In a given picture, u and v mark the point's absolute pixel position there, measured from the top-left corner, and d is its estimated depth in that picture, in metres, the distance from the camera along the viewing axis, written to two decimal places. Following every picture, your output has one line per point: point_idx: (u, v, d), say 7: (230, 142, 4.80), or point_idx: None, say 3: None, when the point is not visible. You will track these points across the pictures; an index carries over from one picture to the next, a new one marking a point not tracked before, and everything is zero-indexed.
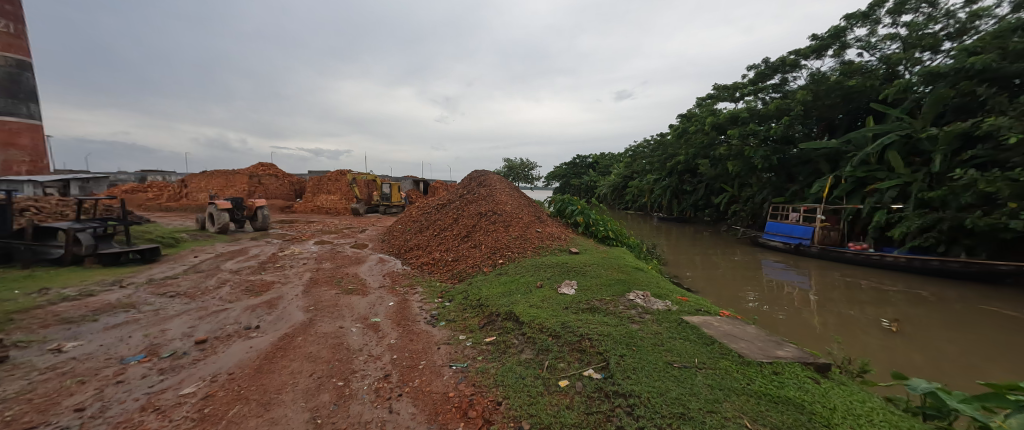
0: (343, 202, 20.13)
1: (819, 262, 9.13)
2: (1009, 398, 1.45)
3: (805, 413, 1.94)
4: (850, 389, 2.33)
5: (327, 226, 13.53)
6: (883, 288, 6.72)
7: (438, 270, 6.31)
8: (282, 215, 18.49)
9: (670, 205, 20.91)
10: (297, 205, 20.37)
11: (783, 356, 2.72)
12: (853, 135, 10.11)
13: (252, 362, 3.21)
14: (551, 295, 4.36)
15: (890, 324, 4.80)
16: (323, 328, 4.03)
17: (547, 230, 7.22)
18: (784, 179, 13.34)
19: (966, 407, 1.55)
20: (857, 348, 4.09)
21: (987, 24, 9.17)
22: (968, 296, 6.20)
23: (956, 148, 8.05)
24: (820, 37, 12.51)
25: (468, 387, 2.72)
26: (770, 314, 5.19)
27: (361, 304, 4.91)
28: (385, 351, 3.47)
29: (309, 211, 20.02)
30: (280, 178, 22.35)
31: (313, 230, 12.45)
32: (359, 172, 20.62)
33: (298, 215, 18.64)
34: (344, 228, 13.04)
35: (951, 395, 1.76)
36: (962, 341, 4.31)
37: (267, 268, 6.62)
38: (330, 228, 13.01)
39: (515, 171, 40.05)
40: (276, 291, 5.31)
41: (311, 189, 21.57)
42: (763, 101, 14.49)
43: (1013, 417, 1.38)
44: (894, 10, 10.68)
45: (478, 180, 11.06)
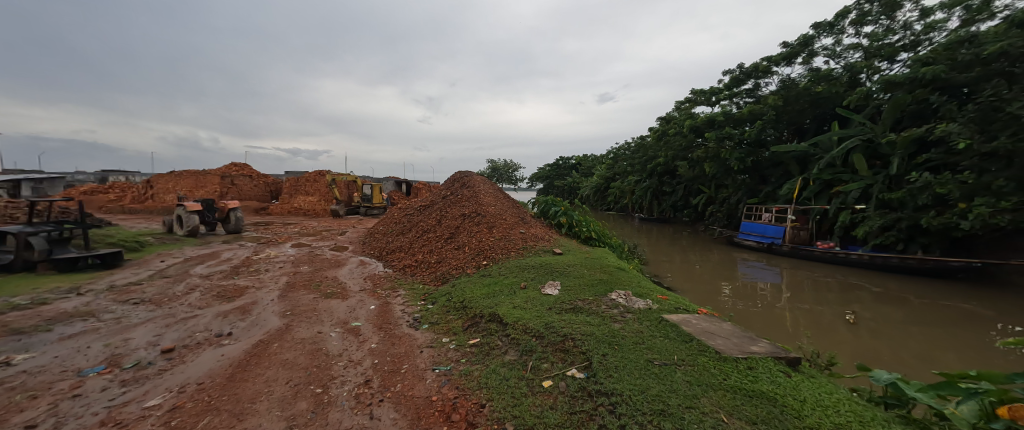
0: (322, 205, 19.87)
1: (790, 260, 9.52)
2: (960, 386, 1.68)
3: (778, 406, 2.03)
4: (819, 382, 2.43)
5: (304, 228, 13.13)
6: (848, 285, 7.11)
7: (420, 272, 6.23)
8: (257, 218, 17.89)
9: (651, 206, 21.43)
10: (274, 207, 19.74)
11: (756, 352, 2.81)
12: (820, 138, 10.66)
13: (224, 371, 3.07)
14: (536, 296, 4.38)
15: (851, 318, 5.11)
16: (300, 334, 3.90)
17: (531, 231, 7.27)
18: (757, 180, 13.87)
19: (925, 396, 1.78)
20: (824, 343, 4.28)
21: (939, 37, 9.79)
22: (927, 292, 6.56)
23: (913, 152, 8.56)
24: (790, 45, 13.07)
25: (452, 390, 2.69)
26: (744, 311, 5.37)
27: (341, 308, 4.79)
28: (366, 356, 3.41)
29: (286, 213, 19.41)
30: (254, 179, 21.54)
31: (290, 232, 12.07)
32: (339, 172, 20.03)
33: (274, 218, 18.06)
34: (322, 230, 12.71)
35: (907, 384, 1.97)
36: (915, 332, 4.64)
37: (241, 272, 6.36)
38: (308, 230, 12.67)
39: (499, 171, 39.86)
40: (250, 296, 5.11)
41: (288, 190, 20.96)
42: (738, 105, 15.05)
43: (963, 404, 1.62)
44: (856, 21, 11.28)
45: (461, 180, 11.02)
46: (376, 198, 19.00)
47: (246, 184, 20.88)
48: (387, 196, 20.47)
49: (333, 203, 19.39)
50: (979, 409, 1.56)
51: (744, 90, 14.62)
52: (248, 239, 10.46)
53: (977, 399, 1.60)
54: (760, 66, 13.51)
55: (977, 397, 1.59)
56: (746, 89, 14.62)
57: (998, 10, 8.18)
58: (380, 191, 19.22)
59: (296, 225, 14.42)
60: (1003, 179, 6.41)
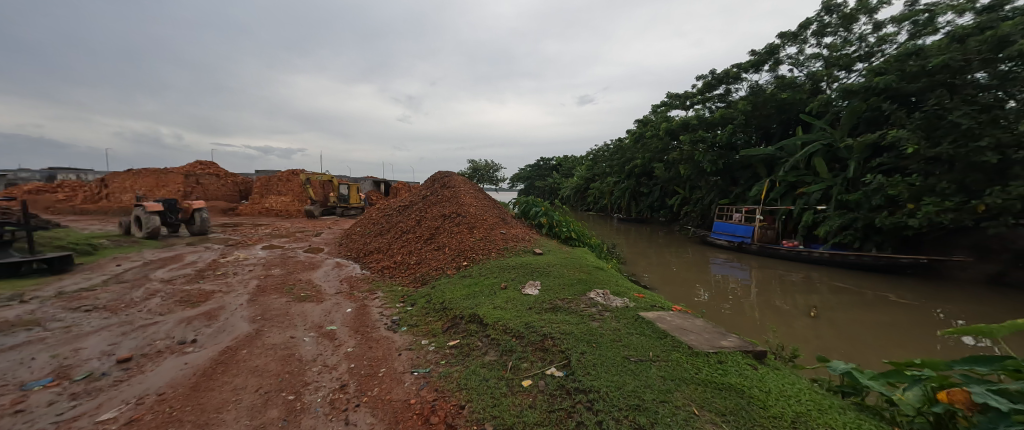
0: (295, 205, 19.26)
1: (759, 258, 9.96)
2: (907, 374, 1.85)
3: (745, 397, 2.13)
4: (782, 374, 2.57)
5: (277, 230, 12.61)
6: (811, 281, 7.51)
7: (399, 273, 6.12)
8: (225, 219, 17.03)
9: (630, 206, 21.92)
10: (243, 208, 18.85)
11: (726, 346, 2.93)
12: (786, 143, 11.26)
13: (188, 380, 2.92)
14: (516, 296, 4.39)
15: (813, 312, 5.43)
16: (271, 340, 3.75)
17: (512, 231, 7.27)
18: (729, 182, 14.46)
19: (878, 385, 1.93)
20: (789, 336, 4.50)
21: (890, 49, 10.50)
22: (882, 287, 7.02)
23: (868, 156, 9.14)
24: (758, 53, 13.66)
25: (431, 393, 2.66)
26: (717, 308, 5.56)
27: (316, 312, 4.64)
28: (341, 360, 3.32)
29: (257, 214, 18.59)
30: (221, 178, 20.50)
31: (261, 234, 11.55)
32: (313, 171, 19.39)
33: (244, 218, 17.25)
34: (296, 232, 12.24)
35: (860, 373, 2.14)
36: (869, 324, 4.98)
37: (206, 276, 6.05)
38: (281, 232, 12.17)
39: (480, 172, 39.51)
40: (217, 301, 4.86)
41: (259, 189, 20.11)
42: (710, 110, 15.61)
43: (909, 390, 1.79)
44: (817, 32, 11.94)
45: (441, 180, 10.89)
46: (353, 198, 18.51)
47: (212, 183, 19.85)
48: (364, 196, 20.00)
49: (308, 203, 18.74)
50: (923, 393, 1.73)
51: (716, 96, 15.20)
52: (215, 241, 9.94)
53: (921, 385, 1.78)
54: (730, 72, 14.07)
55: (921, 383, 1.76)
56: (717, 95, 15.18)
57: (941, 26, 8.87)
58: (357, 191, 18.76)
59: (267, 226, 13.85)
60: (945, 182, 6.95)
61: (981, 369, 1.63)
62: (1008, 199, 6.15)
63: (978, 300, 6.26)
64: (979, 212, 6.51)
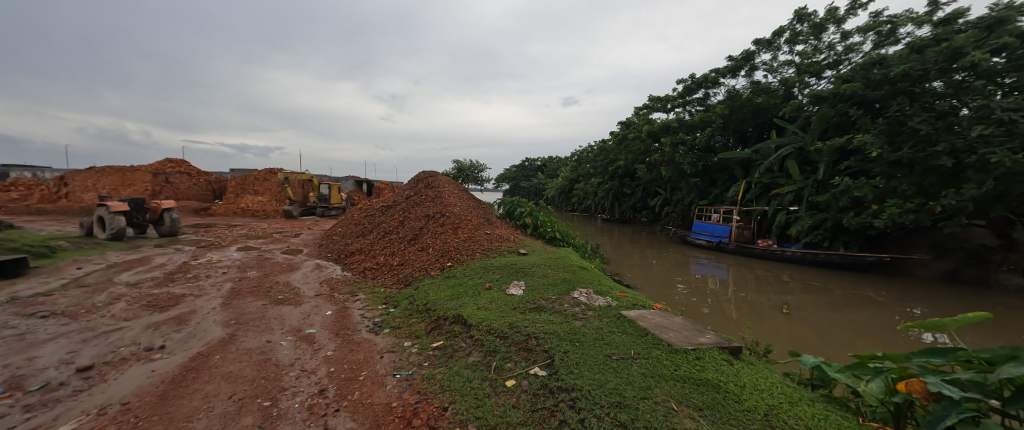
0: (273, 205, 18.73)
1: (737, 257, 10.29)
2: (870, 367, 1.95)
3: (721, 392, 2.20)
4: (756, 368, 2.66)
5: (253, 230, 12.20)
6: (786, 279, 7.81)
7: (381, 274, 6.02)
8: (197, 219, 16.35)
9: (614, 207, 22.26)
10: (217, 207, 18.14)
11: (703, 343, 3.02)
12: (761, 146, 11.69)
13: (156, 388, 2.78)
14: (500, 296, 4.40)
15: (786, 309, 5.66)
16: (246, 345, 3.62)
17: (496, 232, 7.26)
18: (707, 183, 14.89)
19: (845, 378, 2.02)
20: (763, 332, 4.67)
21: (856, 57, 11.05)
22: (850, 284, 7.37)
23: (837, 159, 9.59)
24: (735, 59, 14.11)
25: (413, 395, 2.63)
26: (696, 306, 5.71)
27: (294, 315, 4.51)
28: (320, 365, 3.24)
29: (232, 214, 17.94)
30: (193, 177, 19.67)
31: (235, 235, 11.15)
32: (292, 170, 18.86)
33: (217, 219, 16.61)
34: (274, 232, 11.87)
35: (829, 367, 2.23)
36: (837, 319, 5.23)
37: (176, 279, 5.79)
38: (257, 233, 11.77)
39: (464, 172, 39.25)
40: (188, 305, 4.67)
41: (234, 189, 19.41)
42: (690, 113, 16.03)
43: (872, 383, 1.88)
44: (790, 40, 12.44)
45: (425, 180, 10.77)
46: (334, 198, 18.10)
47: (183, 182, 18.95)
48: (346, 195, 19.59)
49: (286, 203, 18.21)
50: (885, 385, 1.82)
51: (696, 99, 15.61)
52: (186, 242, 9.52)
53: (883, 377, 1.87)
54: (709, 77, 14.48)
55: (883, 375, 1.86)
56: (697, 98, 15.60)
57: (901, 37, 9.39)
58: (338, 190, 18.36)
59: (243, 227, 13.37)
60: (906, 184, 7.37)
61: (936, 360, 1.72)
62: (961, 201, 6.54)
63: (935, 296, 6.67)
64: (937, 212, 6.93)
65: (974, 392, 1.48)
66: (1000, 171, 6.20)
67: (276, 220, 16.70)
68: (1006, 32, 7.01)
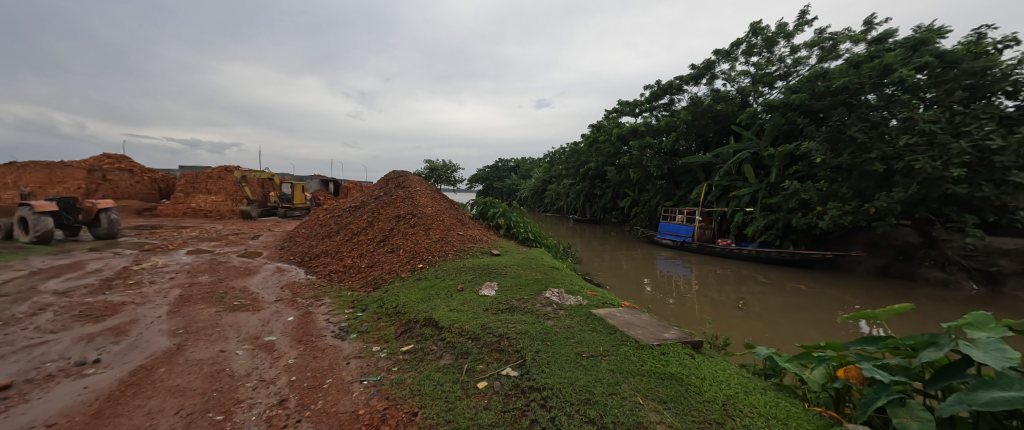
0: (229, 205, 17.58)
1: (701, 256, 10.83)
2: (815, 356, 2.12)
3: (684, 385, 2.30)
4: (715, 361, 2.82)
5: (205, 233, 11.35)
6: (744, 276, 8.30)
7: (348, 278, 5.80)
8: (140, 220, 14.98)
9: (585, 208, 22.78)
10: (163, 208, 16.74)
11: (668, 338, 3.15)
12: (721, 150, 12.39)
13: (89, 406, 2.52)
14: (472, 297, 4.36)
15: (743, 304, 6.02)
16: (196, 355, 3.36)
17: (469, 233, 7.20)
18: (671, 185, 15.59)
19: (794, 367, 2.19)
20: (722, 327, 4.94)
21: (803, 70, 11.98)
22: (800, 280, 7.96)
23: (787, 164, 10.35)
24: (697, 67, 14.86)
25: (382, 401, 2.56)
26: (662, 303, 5.95)
27: (251, 321, 4.25)
28: (280, 374, 3.07)
29: (181, 214, 16.63)
30: (136, 175, 18.04)
31: (184, 237, 10.33)
32: (250, 169, 17.78)
33: (164, 220, 15.30)
34: (229, 234, 11.12)
35: (780, 358, 2.41)
36: (788, 313, 5.63)
37: (115, 286, 5.28)
38: (210, 235, 10.98)
39: (437, 172, 38.56)
40: (128, 314, 4.27)
41: (184, 188, 18.00)
42: (657, 118, 16.70)
43: (816, 370, 2.05)
44: (746, 51, 13.27)
45: (395, 180, 10.52)
46: (297, 198, 17.23)
47: (124, 179, 17.49)
48: (311, 195, 18.74)
49: (243, 203, 17.13)
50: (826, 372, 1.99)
51: (662, 105, 16.28)
52: (126, 245, 8.70)
53: (825, 364, 2.05)
54: (673, 84, 15.17)
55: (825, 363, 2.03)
56: (663, 104, 16.27)
57: (841, 53, 10.27)
58: (302, 190, 17.52)
59: (195, 229, 12.42)
60: (846, 188, 8.08)
61: (870, 348, 1.90)
62: (891, 202, 7.26)
63: (872, 289, 7.36)
64: (871, 213, 7.66)
65: (900, 375, 1.64)
66: (922, 176, 6.93)
67: (232, 221, 15.67)
68: (927, 52, 7.86)
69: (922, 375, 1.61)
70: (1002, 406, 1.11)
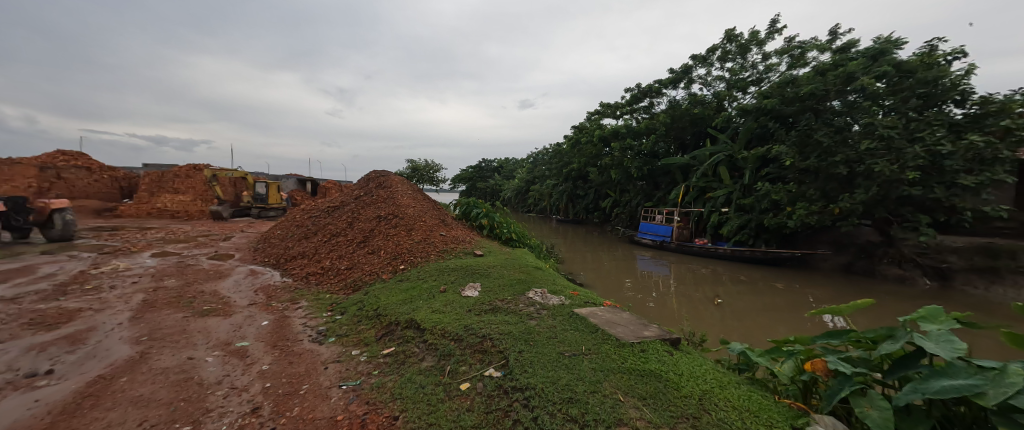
0: (198, 205, 16.78)
1: (680, 255, 11.14)
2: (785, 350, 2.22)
3: (663, 381, 2.36)
4: (691, 357, 2.91)
5: (171, 234, 10.77)
6: (721, 275, 8.59)
7: (326, 280, 5.65)
8: (98, 221, 14.05)
9: (568, 208, 23.01)
10: (124, 208, 15.79)
11: (647, 336, 3.22)
12: (697, 153, 12.78)
13: (39, 421, 2.35)
14: (455, 299, 4.33)
15: (718, 301, 6.24)
16: (162, 363, 3.19)
17: (451, 233, 7.15)
18: (651, 186, 15.97)
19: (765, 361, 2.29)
20: (700, 323, 5.09)
21: (774, 76, 12.52)
22: (773, 277, 8.31)
23: (759, 166, 10.79)
24: (675, 71, 15.27)
25: (362, 406, 2.50)
26: (642, 302, 6.08)
27: (222, 327, 4.08)
28: (254, 380, 2.95)
29: (145, 214, 15.74)
30: (94, 173, 16.92)
31: (148, 239, 9.77)
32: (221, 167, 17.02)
33: (125, 221, 14.42)
34: (198, 236, 10.61)
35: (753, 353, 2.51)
36: (761, 309, 5.86)
37: (71, 292, 4.95)
38: (177, 236, 10.44)
39: (419, 172, 38.01)
40: (85, 322, 4.01)
41: (148, 187, 17.04)
42: (637, 120, 17.06)
43: (786, 364, 2.15)
44: (721, 57, 13.75)
45: (376, 180, 10.31)
46: (272, 198, 16.62)
47: (80, 177, 16.34)
48: (286, 195, 18.12)
49: (214, 203, 16.38)
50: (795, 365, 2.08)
51: (642, 107, 16.64)
52: (82, 248, 8.14)
53: (794, 358, 2.15)
54: (653, 87, 15.53)
55: (794, 357, 2.13)
56: (643, 106, 16.64)
57: (808, 61, 10.79)
58: (277, 190, 16.92)
59: (160, 230, 11.78)
60: (814, 189, 8.50)
61: (835, 341, 2.00)
62: (854, 203, 7.69)
63: (837, 285, 7.78)
64: (836, 214, 8.09)
65: (862, 366, 1.74)
66: (882, 178, 7.38)
67: (202, 222, 14.95)
68: (885, 62, 8.36)
69: (881, 366, 1.72)
70: (954, 393, 1.20)
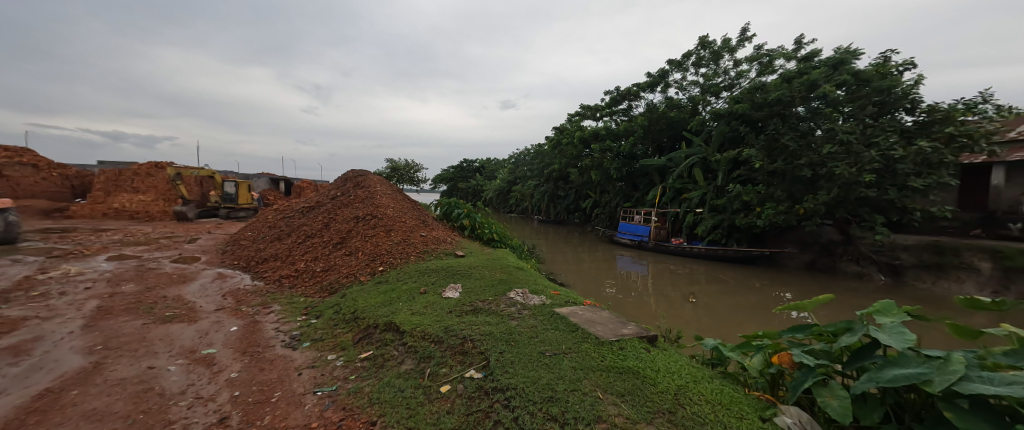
0: (160, 206, 15.85)
1: (659, 254, 11.45)
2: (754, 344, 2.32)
3: (640, 378, 2.42)
4: (667, 353, 2.99)
5: (130, 236, 10.11)
6: (697, 273, 8.89)
7: (301, 283, 5.46)
8: (45, 223, 13.02)
9: (548, 208, 23.19)
10: (76, 208, 14.72)
11: (626, 334, 3.30)
12: (674, 155, 13.17)
13: None
14: (436, 300, 4.27)
15: (694, 299, 6.45)
16: (118, 374, 3.00)
17: (432, 234, 7.06)
18: (630, 187, 16.32)
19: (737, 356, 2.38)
20: (677, 321, 5.25)
21: (744, 82, 13.07)
22: (745, 275, 8.68)
23: (731, 168, 11.24)
24: (652, 75, 15.68)
25: (338, 412, 2.44)
26: (621, 301, 6.21)
27: (186, 334, 3.87)
28: (221, 389, 2.82)
29: (100, 215, 14.73)
30: (41, 171, 15.67)
31: (103, 242, 9.13)
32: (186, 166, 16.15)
33: (76, 222, 13.43)
34: (160, 238, 10.01)
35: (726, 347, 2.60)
36: (733, 306, 6.11)
37: (14, 299, 4.57)
38: (136, 238, 9.81)
39: (399, 172, 37.35)
40: (30, 331, 3.71)
41: (104, 185, 15.96)
42: (616, 122, 17.40)
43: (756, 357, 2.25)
44: (695, 62, 14.23)
45: (354, 180, 10.06)
46: (242, 197, 15.91)
47: (26, 175, 15.10)
48: (258, 195, 17.39)
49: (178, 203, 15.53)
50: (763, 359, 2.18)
51: (621, 110, 16.99)
52: (27, 251, 7.53)
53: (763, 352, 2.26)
54: (632, 90, 15.89)
55: (763, 351, 2.23)
56: (621, 109, 17.00)
57: (776, 68, 11.33)
58: (247, 189, 16.21)
59: (117, 232, 11.04)
60: (781, 191, 8.93)
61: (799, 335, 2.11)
62: (817, 204, 8.14)
63: (803, 282, 8.22)
64: (801, 214, 8.54)
65: (823, 358, 1.84)
66: (842, 181, 7.85)
67: (164, 223, 14.13)
68: (845, 71, 8.88)
69: (841, 358, 1.83)
70: (904, 381, 1.29)
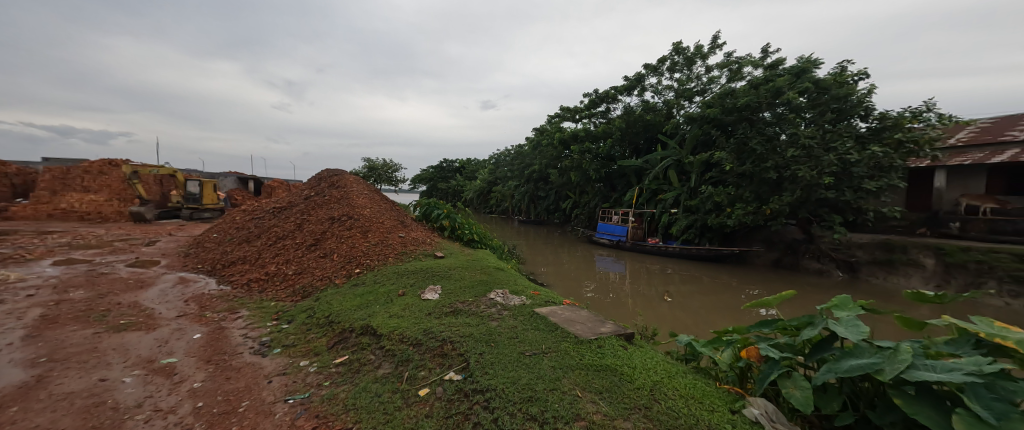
0: (114, 206, 14.81)
1: (637, 253, 11.74)
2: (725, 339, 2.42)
3: (618, 375, 2.47)
4: (644, 350, 3.08)
5: (80, 239, 9.38)
6: (673, 272, 9.17)
7: (271, 287, 5.24)
8: None
9: (529, 209, 23.29)
10: (17, 209, 13.53)
11: (604, 332, 3.36)
12: (651, 157, 13.55)
13: None
14: (414, 302, 4.20)
15: (669, 297, 6.66)
16: (65, 388, 2.77)
17: (411, 235, 6.95)
18: (608, 188, 16.65)
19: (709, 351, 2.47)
20: (653, 318, 5.40)
21: (715, 88, 13.62)
22: (718, 273, 9.04)
23: (704, 170, 11.67)
24: (629, 79, 16.07)
25: (310, 420, 2.35)
26: (599, 300, 6.32)
27: (143, 343, 3.62)
28: (183, 401, 2.66)
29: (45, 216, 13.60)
30: None
31: (47, 245, 8.41)
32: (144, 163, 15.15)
33: (16, 224, 12.33)
34: (113, 241, 9.33)
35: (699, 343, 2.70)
36: (706, 303, 6.35)
37: None
38: (86, 241, 9.11)
39: (376, 172, 36.47)
40: None
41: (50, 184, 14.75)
42: (595, 124, 17.71)
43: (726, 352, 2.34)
44: (670, 68, 14.70)
45: (329, 179, 9.75)
46: (207, 197, 15.10)
47: None
48: (225, 195, 16.54)
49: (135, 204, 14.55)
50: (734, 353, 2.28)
51: (599, 112, 17.30)
52: None
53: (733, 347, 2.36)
54: (610, 93, 16.21)
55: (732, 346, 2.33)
56: (600, 111, 17.32)
57: (744, 75, 11.88)
58: (213, 188, 15.41)
59: (64, 235, 10.21)
60: (750, 192, 9.36)
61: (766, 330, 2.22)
62: (782, 205, 8.59)
63: (771, 279, 8.65)
64: (768, 214, 8.98)
65: (787, 351, 1.95)
66: (805, 183, 8.32)
67: (119, 224, 13.20)
68: (806, 79, 9.41)
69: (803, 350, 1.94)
70: (859, 370, 1.38)
